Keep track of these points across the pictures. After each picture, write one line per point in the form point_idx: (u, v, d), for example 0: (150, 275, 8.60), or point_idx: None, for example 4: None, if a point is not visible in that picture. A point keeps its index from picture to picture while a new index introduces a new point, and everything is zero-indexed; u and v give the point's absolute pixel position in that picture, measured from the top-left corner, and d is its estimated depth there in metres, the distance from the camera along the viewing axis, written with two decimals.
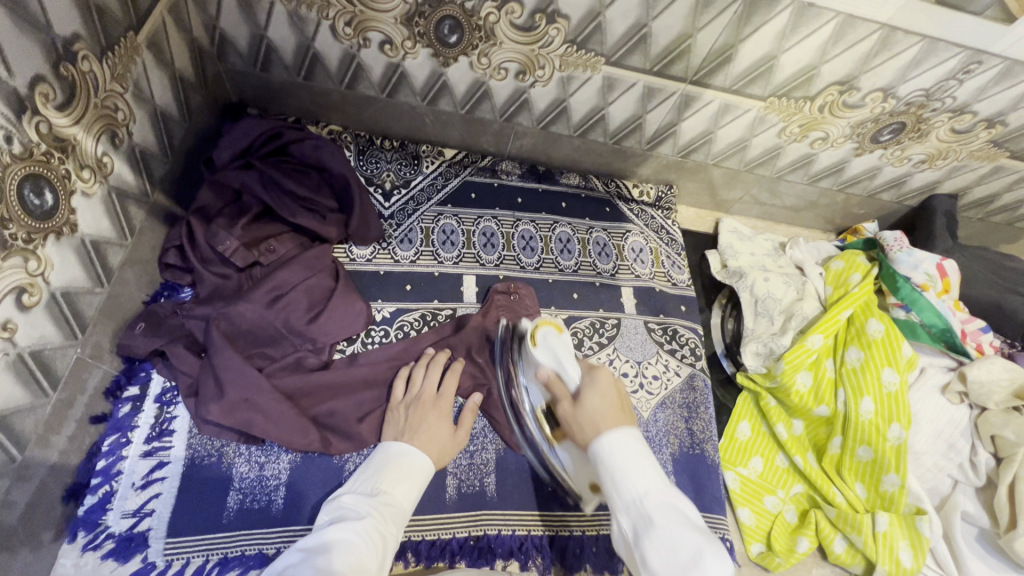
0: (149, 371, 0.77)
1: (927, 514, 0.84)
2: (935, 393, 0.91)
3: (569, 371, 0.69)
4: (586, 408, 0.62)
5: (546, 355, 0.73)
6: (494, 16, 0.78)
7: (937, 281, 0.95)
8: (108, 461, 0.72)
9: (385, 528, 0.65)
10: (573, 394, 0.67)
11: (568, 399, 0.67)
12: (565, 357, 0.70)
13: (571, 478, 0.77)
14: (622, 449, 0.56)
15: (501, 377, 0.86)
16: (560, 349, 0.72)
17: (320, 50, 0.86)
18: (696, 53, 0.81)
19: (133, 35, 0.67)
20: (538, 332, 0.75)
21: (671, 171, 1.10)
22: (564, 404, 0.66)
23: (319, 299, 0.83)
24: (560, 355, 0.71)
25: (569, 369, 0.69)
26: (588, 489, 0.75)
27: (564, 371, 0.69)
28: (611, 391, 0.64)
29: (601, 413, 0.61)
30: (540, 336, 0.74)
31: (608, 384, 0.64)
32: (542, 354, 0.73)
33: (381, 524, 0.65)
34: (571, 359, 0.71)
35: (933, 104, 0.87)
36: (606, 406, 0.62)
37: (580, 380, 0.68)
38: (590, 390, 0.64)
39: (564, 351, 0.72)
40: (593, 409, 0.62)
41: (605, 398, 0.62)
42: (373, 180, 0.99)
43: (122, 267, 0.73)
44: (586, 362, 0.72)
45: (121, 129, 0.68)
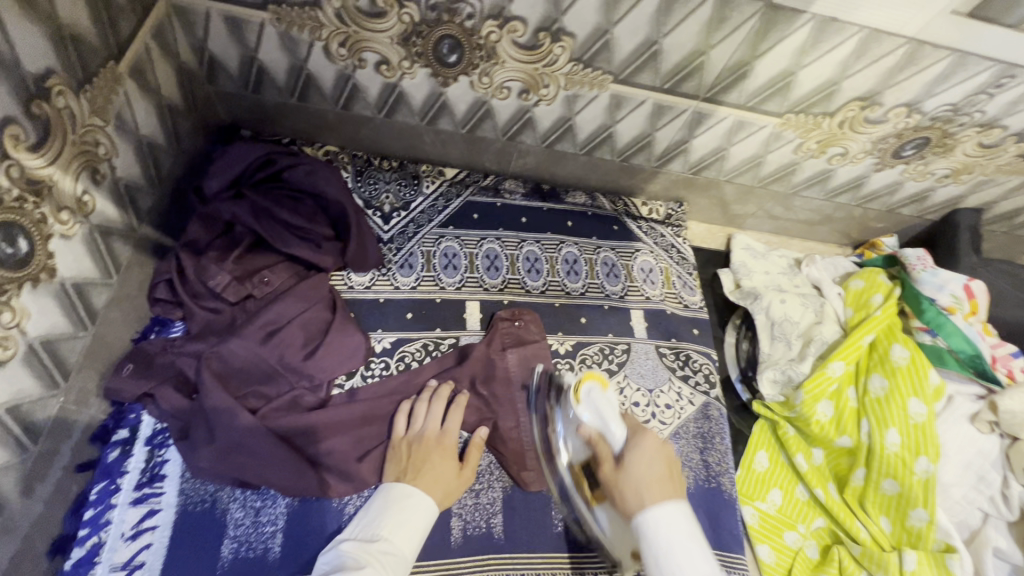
0: (139, 414, 0.73)
1: (957, 551, 0.79)
2: (963, 422, 0.87)
3: (614, 430, 0.69)
4: (629, 473, 0.63)
5: (590, 413, 0.71)
6: (496, 35, 0.74)
7: (965, 303, 0.90)
8: (96, 511, 0.68)
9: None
10: (616, 457, 0.67)
11: (612, 462, 0.67)
12: (610, 416, 0.70)
13: (608, 542, 0.74)
14: (673, 524, 0.57)
15: (536, 424, 0.83)
16: (606, 408, 0.71)
17: (313, 71, 0.82)
18: (709, 70, 0.76)
19: (114, 64, 0.64)
20: (581, 388, 0.73)
21: (681, 187, 1.06)
22: (607, 467, 0.67)
23: (315, 333, 0.80)
24: (605, 415, 0.70)
25: (614, 429, 0.69)
26: (627, 556, 0.73)
27: (608, 430, 0.69)
28: (657, 458, 0.64)
29: (645, 481, 0.61)
30: (583, 393, 0.73)
31: (654, 449, 0.65)
32: (585, 412, 0.72)
33: (383, 573, 0.62)
34: (616, 418, 0.70)
35: (961, 119, 0.82)
36: (649, 472, 0.62)
37: (624, 443, 0.68)
38: (634, 454, 0.65)
39: (609, 409, 0.71)
40: (637, 476, 0.62)
41: (651, 466, 0.63)
42: (372, 203, 0.95)
43: (107, 307, 0.70)
44: (631, 422, 0.72)
45: (102, 164, 0.64)
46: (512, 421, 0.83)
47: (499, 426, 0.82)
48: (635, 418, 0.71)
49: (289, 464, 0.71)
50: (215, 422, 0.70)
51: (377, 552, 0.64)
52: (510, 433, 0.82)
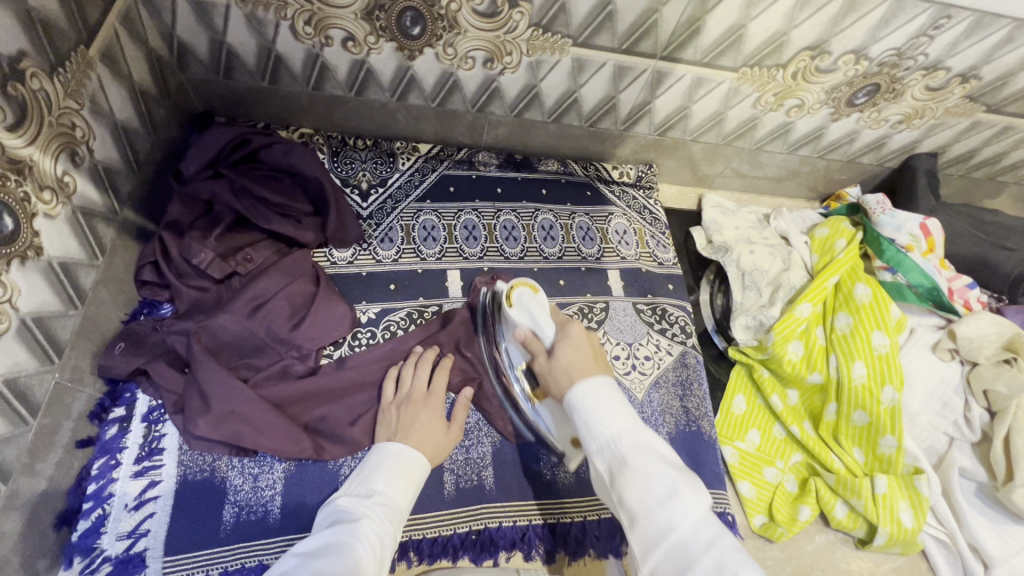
0: (135, 392, 0.75)
1: (925, 472, 0.86)
2: (925, 351, 0.91)
3: (544, 328, 0.69)
4: (561, 362, 0.64)
5: (524, 316, 0.72)
6: (455, 4, 0.76)
7: (922, 241, 0.95)
8: (98, 485, 0.70)
9: (379, 526, 0.64)
10: (548, 350, 0.69)
11: (545, 355, 0.68)
12: (540, 314, 0.70)
13: (551, 431, 0.81)
14: (604, 405, 0.56)
15: (484, 344, 0.88)
16: (537, 310, 0.71)
17: (282, 52, 0.84)
18: (663, 28, 0.80)
19: (84, 50, 0.66)
20: (514, 292, 0.73)
21: (650, 150, 1.09)
22: (540, 361, 0.68)
23: (301, 305, 0.82)
24: (535, 312, 0.71)
25: (545, 326, 0.69)
26: (569, 442, 0.79)
27: (540, 329, 0.70)
28: (584, 345, 0.65)
29: (574, 364, 0.63)
30: (516, 296, 0.72)
31: (581, 337, 0.66)
32: (518, 314, 0.72)
33: (376, 521, 0.64)
34: (546, 316, 0.71)
35: (906, 63, 0.86)
36: (578, 360, 0.63)
37: (555, 337, 0.69)
38: (565, 344, 0.65)
39: (539, 309, 0.71)
40: (567, 365, 0.63)
41: (578, 352, 0.64)
42: (349, 181, 0.97)
43: (95, 288, 0.72)
44: (561, 316, 0.72)
45: (80, 146, 0.66)
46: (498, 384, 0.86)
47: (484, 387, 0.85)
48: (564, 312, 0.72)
49: (283, 429, 0.74)
50: (208, 394, 0.72)
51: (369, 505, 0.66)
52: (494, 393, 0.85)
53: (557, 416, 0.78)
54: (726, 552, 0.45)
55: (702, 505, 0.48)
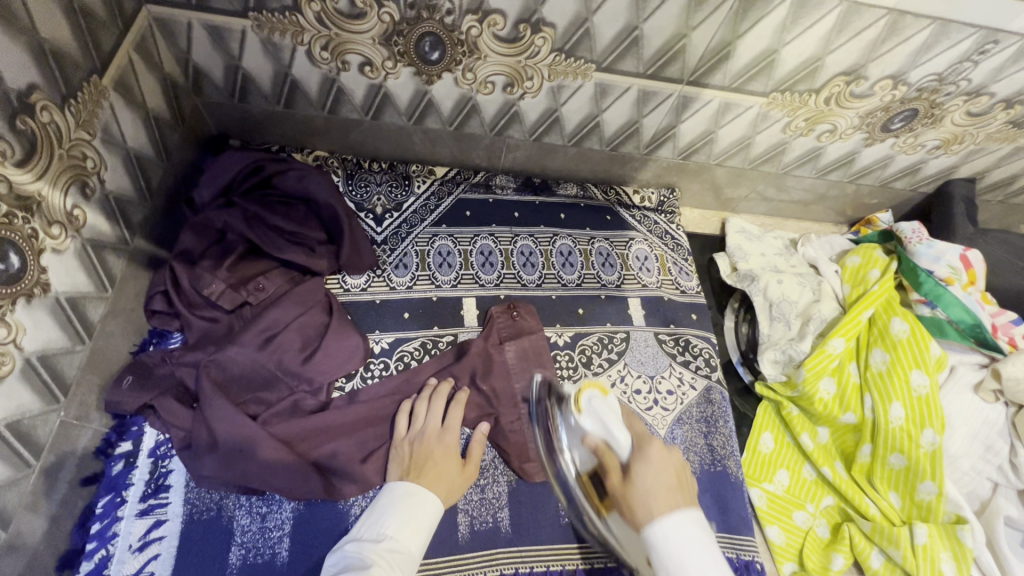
0: (142, 426, 0.73)
1: (968, 522, 0.79)
2: (967, 391, 0.87)
3: (619, 438, 0.63)
4: (639, 486, 0.57)
5: (593, 422, 0.65)
6: (476, 29, 0.74)
7: (962, 273, 0.89)
8: (102, 524, 0.68)
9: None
10: (623, 465, 0.61)
11: (619, 473, 0.61)
12: (613, 421, 0.64)
13: (623, 552, 0.66)
14: (699, 555, 0.51)
15: (541, 442, 0.79)
16: (608, 413, 0.65)
17: (298, 77, 0.82)
18: (691, 53, 0.77)
19: (97, 79, 0.64)
20: (581, 395, 0.68)
21: (673, 174, 1.06)
22: (614, 478, 0.61)
23: (313, 336, 0.80)
24: (608, 420, 0.64)
25: (618, 436, 0.63)
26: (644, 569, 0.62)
27: (612, 437, 0.63)
28: (668, 470, 0.58)
29: (654, 491, 0.56)
30: (584, 401, 0.67)
31: (662, 458, 0.59)
32: (588, 421, 0.66)
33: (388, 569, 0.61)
34: (619, 424, 0.64)
35: (947, 89, 0.82)
36: (660, 483, 0.56)
37: (630, 451, 0.62)
38: (643, 465, 0.59)
39: (611, 413, 0.65)
40: (646, 488, 0.56)
41: (659, 477, 0.57)
42: (364, 205, 0.95)
43: (104, 320, 0.70)
44: (637, 427, 0.67)
45: (91, 178, 0.65)
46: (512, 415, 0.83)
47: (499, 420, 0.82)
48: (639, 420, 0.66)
49: (291, 468, 0.71)
50: (216, 430, 0.70)
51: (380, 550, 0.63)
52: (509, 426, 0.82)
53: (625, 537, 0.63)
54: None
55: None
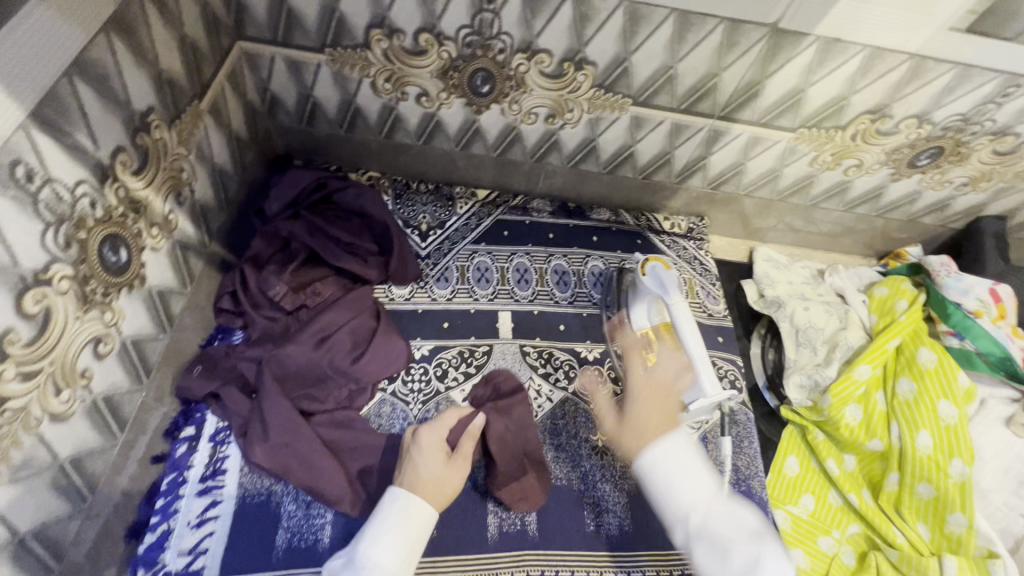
0: (204, 413, 0.80)
1: (1000, 557, 0.78)
2: (998, 425, 0.87)
3: (675, 300, 0.83)
4: (650, 377, 0.73)
5: (654, 284, 0.87)
6: (525, 66, 0.82)
7: (991, 307, 0.91)
8: (165, 500, 0.74)
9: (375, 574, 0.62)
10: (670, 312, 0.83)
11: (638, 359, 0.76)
12: (671, 287, 0.84)
13: None
14: (660, 449, 0.64)
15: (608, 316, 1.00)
16: (668, 281, 0.85)
17: (361, 105, 0.92)
18: (722, 91, 0.83)
19: (197, 103, 0.74)
20: (649, 265, 0.88)
21: (702, 203, 1.11)
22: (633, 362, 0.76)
23: (362, 339, 0.87)
24: (667, 284, 0.85)
25: (675, 298, 0.83)
26: None
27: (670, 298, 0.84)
28: (639, 395, 0.70)
29: (652, 389, 0.71)
30: (649, 269, 0.88)
31: (674, 370, 0.74)
32: (649, 283, 0.88)
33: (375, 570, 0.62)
34: (676, 288, 0.84)
35: (972, 128, 0.85)
36: (647, 419, 0.67)
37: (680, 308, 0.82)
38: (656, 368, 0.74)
39: (670, 281, 0.85)
40: (645, 386, 0.71)
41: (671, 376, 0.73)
42: (410, 223, 1.03)
43: (182, 313, 0.79)
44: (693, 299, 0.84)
45: (185, 187, 0.74)
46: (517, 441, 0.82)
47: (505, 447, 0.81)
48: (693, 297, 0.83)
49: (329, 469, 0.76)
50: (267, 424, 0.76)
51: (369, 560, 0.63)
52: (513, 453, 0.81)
53: None
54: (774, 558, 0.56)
55: (713, 493, 0.61)
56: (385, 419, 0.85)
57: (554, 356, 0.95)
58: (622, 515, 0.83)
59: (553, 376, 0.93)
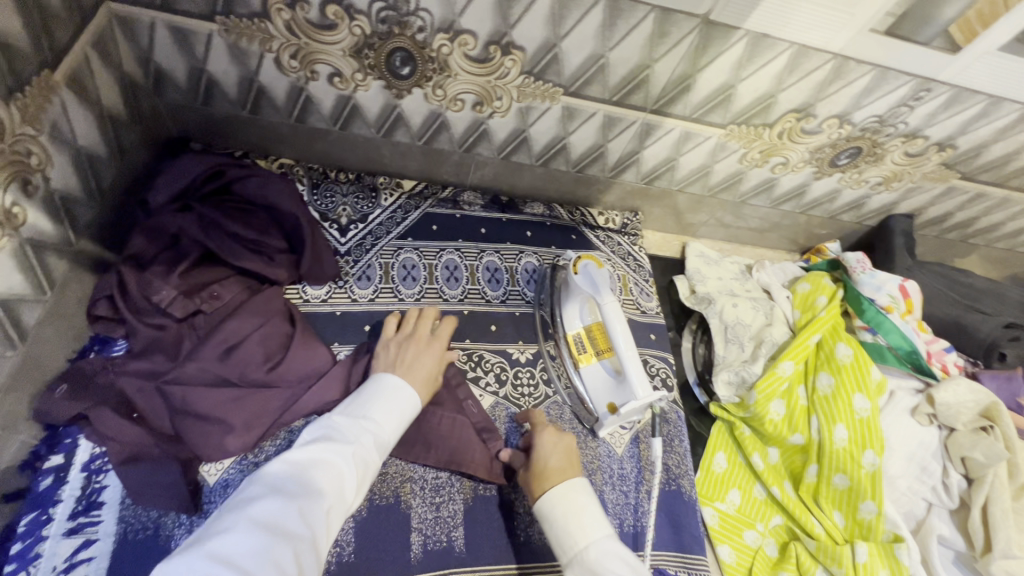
0: (76, 438, 0.69)
1: (904, 541, 0.83)
2: (904, 415, 0.91)
3: (607, 298, 0.81)
4: (541, 459, 0.73)
5: (585, 283, 0.84)
6: (447, 48, 0.75)
7: (900, 302, 0.96)
8: (24, 544, 0.63)
9: (368, 455, 0.65)
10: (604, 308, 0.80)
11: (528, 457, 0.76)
12: (603, 285, 0.82)
13: (591, 398, 0.89)
14: (561, 493, 0.68)
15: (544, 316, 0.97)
16: (600, 279, 0.83)
17: (264, 83, 0.82)
18: (654, 83, 0.80)
19: (48, 73, 0.62)
20: (581, 263, 0.85)
21: (636, 198, 1.09)
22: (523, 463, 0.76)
23: (276, 348, 0.77)
24: (599, 282, 0.83)
25: (606, 297, 0.81)
26: (605, 407, 0.86)
27: (601, 297, 0.82)
28: (561, 449, 0.74)
29: (552, 470, 0.71)
30: (581, 267, 0.85)
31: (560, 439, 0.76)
32: (582, 281, 0.84)
33: (361, 458, 0.64)
34: (607, 285, 0.82)
35: (887, 130, 0.88)
36: (554, 467, 0.72)
37: (613, 303, 0.80)
38: (544, 443, 0.75)
39: (601, 279, 0.83)
40: (547, 463, 0.72)
41: (554, 457, 0.73)
42: (328, 215, 0.94)
43: (40, 325, 0.67)
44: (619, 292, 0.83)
45: (35, 175, 0.62)
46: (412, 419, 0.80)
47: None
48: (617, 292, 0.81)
49: (312, 390, 0.76)
50: (196, 442, 0.70)
51: (314, 433, 0.66)
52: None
53: (599, 380, 0.88)
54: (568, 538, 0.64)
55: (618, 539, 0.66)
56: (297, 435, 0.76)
57: (484, 359, 0.90)
58: None
59: (483, 380, 0.88)
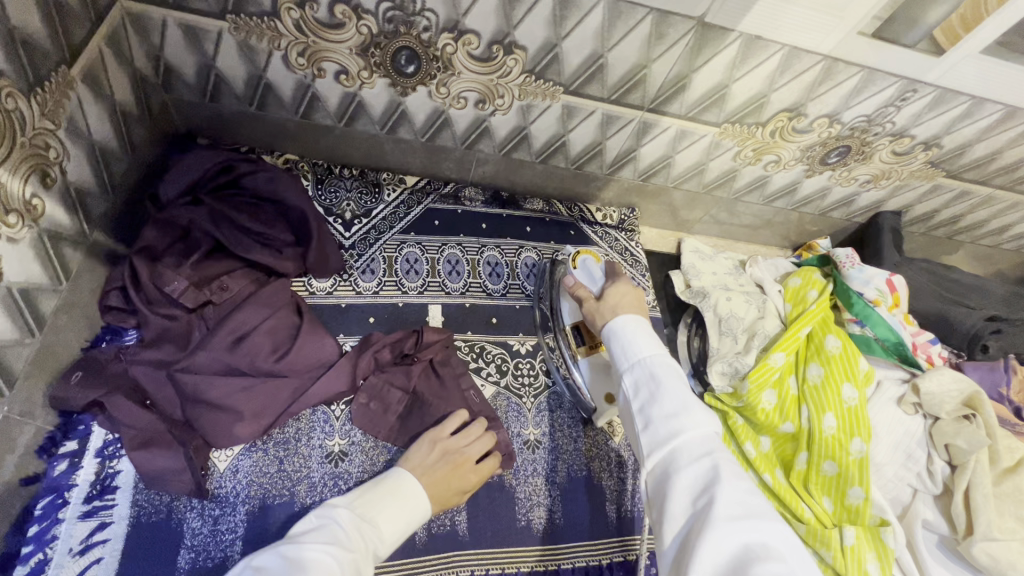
0: (89, 424, 0.71)
1: (890, 525, 0.87)
2: (890, 404, 0.94)
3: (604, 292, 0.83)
4: (608, 300, 0.76)
5: (583, 275, 0.86)
6: (451, 47, 0.78)
7: (888, 296, 0.99)
8: (41, 527, 0.65)
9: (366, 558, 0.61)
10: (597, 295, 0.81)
11: (593, 299, 0.79)
12: (599, 278, 0.85)
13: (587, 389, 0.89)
14: (631, 326, 0.70)
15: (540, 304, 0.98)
16: (596, 273, 0.86)
17: (272, 81, 0.84)
18: (651, 82, 0.82)
19: (66, 69, 0.64)
20: (579, 259, 0.88)
21: (633, 194, 1.11)
22: (589, 303, 0.79)
23: (283, 338, 0.79)
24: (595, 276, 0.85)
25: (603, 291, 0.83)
26: (603, 399, 0.88)
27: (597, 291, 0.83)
28: (626, 291, 0.77)
29: (620, 304, 0.75)
30: (580, 261, 0.88)
31: (628, 289, 0.77)
32: (580, 275, 0.86)
33: (401, 492, 0.70)
34: (603, 278, 0.85)
35: (875, 129, 0.91)
36: (622, 301, 0.76)
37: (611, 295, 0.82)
38: (612, 289, 0.78)
39: (598, 272, 0.86)
40: (615, 302, 0.76)
41: (624, 296, 0.76)
42: (333, 210, 0.96)
43: (56, 314, 0.69)
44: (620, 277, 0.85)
45: (52, 168, 0.64)
46: (418, 409, 0.83)
47: (407, 398, 0.83)
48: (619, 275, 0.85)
49: (320, 381, 0.78)
50: (207, 430, 0.72)
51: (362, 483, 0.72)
52: (401, 405, 0.82)
53: (598, 376, 0.88)
54: (644, 372, 0.65)
55: (709, 426, 0.60)
56: (305, 422, 0.79)
57: (485, 350, 0.93)
58: (553, 508, 0.83)
59: (484, 371, 0.91)
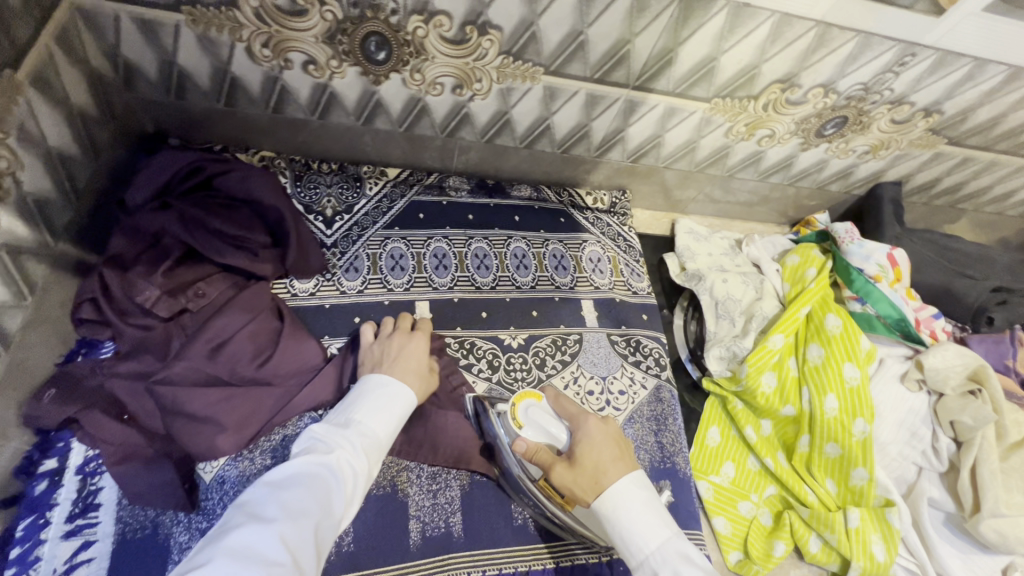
0: (69, 441, 0.69)
1: (896, 505, 0.85)
2: (894, 381, 0.92)
3: (558, 436, 0.68)
4: (585, 464, 0.63)
5: (533, 429, 0.69)
6: (422, 30, 0.74)
7: (889, 271, 0.95)
8: (24, 548, 0.63)
9: (356, 460, 0.61)
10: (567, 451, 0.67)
11: (562, 461, 0.64)
12: (552, 423, 0.69)
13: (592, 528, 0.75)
14: (626, 496, 0.60)
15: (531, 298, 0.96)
16: (547, 420, 0.69)
17: (238, 74, 0.80)
18: (635, 58, 0.78)
19: (11, 73, 0.60)
20: (520, 409, 0.70)
21: (623, 176, 1.08)
22: (559, 468, 0.64)
23: (265, 343, 0.77)
24: (548, 425, 0.69)
25: (559, 434, 0.68)
26: None
27: (554, 437, 0.68)
28: (601, 436, 0.66)
29: (602, 466, 0.62)
30: (522, 413, 0.70)
31: (598, 432, 0.66)
32: (530, 431, 0.69)
33: (385, 402, 0.68)
34: (556, 421, 0.69)
35: (873, 97, 0.87)
36: (605, 456, 0.63)
37: (570, 437, 0.68)
38: (584, 444, 0.65)
39: (548, 418, 0.69)
40: (593, 463, 0.63)
41: (601, 451, 0.64)
42: (313, 207, 0.92)
43: (24, 330, 0.66)
44: (566, 404, 0.70)
45: (5, 178, 0.61)
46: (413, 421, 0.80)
47: None
48: (568, 403, 0.70)
49: (307, 388, 0.76)
50: (188, 442, 0.70)
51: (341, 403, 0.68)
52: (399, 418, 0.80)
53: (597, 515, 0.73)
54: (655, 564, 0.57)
55: None
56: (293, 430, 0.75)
57: (476, 345, 0.90)
58: None
59: (476, 368, 0.88)
